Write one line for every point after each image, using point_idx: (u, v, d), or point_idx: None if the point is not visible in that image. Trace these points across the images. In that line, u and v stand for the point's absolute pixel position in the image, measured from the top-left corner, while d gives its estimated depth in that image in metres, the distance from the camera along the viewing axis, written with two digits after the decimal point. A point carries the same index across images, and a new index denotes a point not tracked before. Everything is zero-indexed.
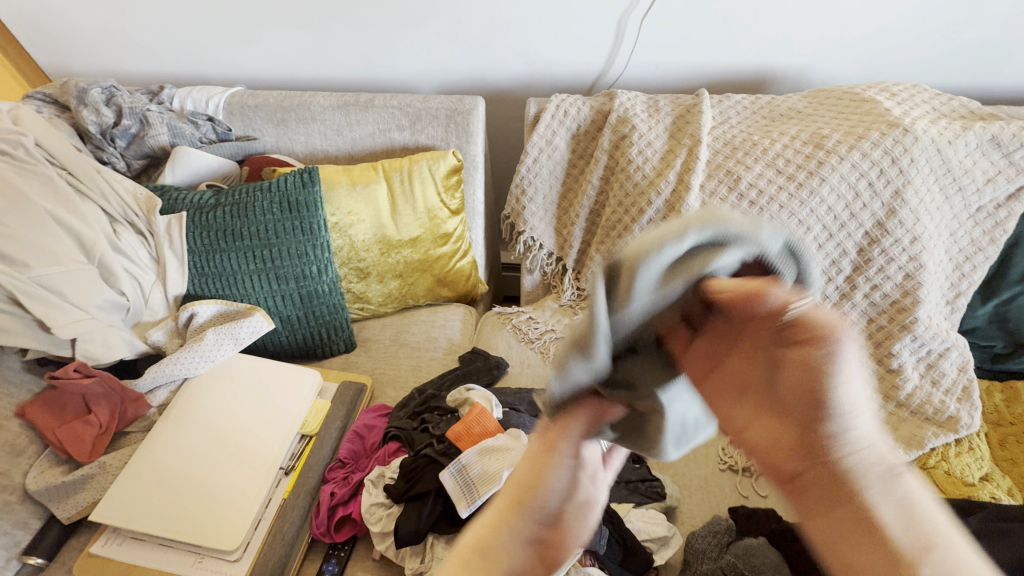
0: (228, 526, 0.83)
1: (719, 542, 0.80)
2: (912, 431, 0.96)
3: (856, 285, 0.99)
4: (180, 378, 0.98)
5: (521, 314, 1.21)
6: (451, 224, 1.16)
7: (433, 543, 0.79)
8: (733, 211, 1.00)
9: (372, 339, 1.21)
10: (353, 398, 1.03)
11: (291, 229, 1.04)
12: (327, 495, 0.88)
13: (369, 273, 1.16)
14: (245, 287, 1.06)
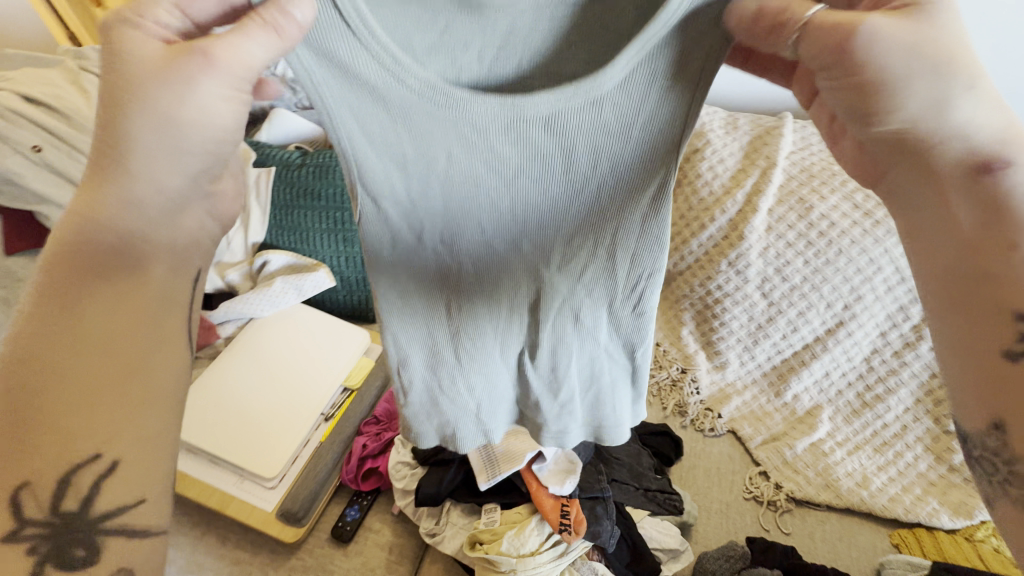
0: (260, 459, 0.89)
1: (730, 566, 0.79)
2: (962, 498, 0.89)
3: (923, 336, 0.94)
4: (247, 317, 1.07)
5: None
6: None
7: (450, 508, 0.82)
8: (800, 240, 0.97)
9: None
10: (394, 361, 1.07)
11: None
12: (360, 445, 0.92)
13: None
14: (314, 243, 1.14)
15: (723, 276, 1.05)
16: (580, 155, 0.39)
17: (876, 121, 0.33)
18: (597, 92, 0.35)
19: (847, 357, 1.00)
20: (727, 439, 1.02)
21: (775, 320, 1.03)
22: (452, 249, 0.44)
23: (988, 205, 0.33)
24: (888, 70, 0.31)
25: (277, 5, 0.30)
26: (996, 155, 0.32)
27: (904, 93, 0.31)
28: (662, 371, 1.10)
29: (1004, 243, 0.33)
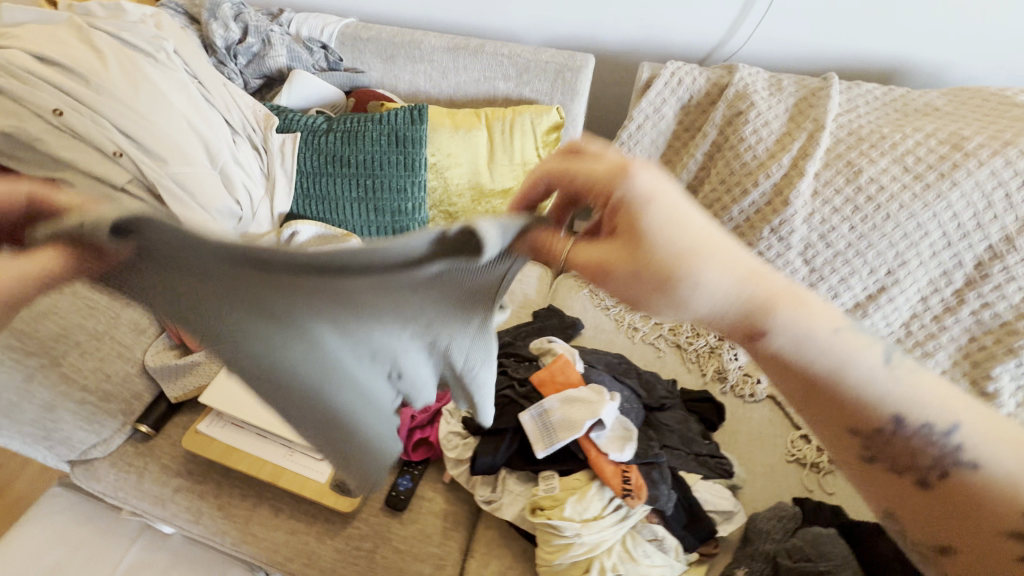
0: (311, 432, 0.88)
1: (784, 526, 0.80)
2: None
3: (964, 300, 0.95)
4: None
5: (599, 280, 1.20)
6: None
7: (506, 476, 0.82)
8: (847, 204, 0.96)
9: None
10: None
11: (395, 163, 1.08)
12: (407, 417, 0.90)
13: (457, 218, 1.20)
14: (343, 213, 1.10)
15: (765, 243, 1.03)
16: (401, 284, 0.36)
17: (664, 301, 0.44)
18: (403, 252, 0.32)
19: (886, 323, 1.01)
20: (767, 404, 1.03)
21: (816, 286, 1.03)
22: (305, 369, 0.42)
23: (771, 356, 0.45)
24: (666, 252, 0.43)
25: (94, 250, 0.32)
26: (759, 328, 0.44)
27: (693, 275, 0.43)
28: (700, 338, 1.11)
29: (810, 386, 0.45)
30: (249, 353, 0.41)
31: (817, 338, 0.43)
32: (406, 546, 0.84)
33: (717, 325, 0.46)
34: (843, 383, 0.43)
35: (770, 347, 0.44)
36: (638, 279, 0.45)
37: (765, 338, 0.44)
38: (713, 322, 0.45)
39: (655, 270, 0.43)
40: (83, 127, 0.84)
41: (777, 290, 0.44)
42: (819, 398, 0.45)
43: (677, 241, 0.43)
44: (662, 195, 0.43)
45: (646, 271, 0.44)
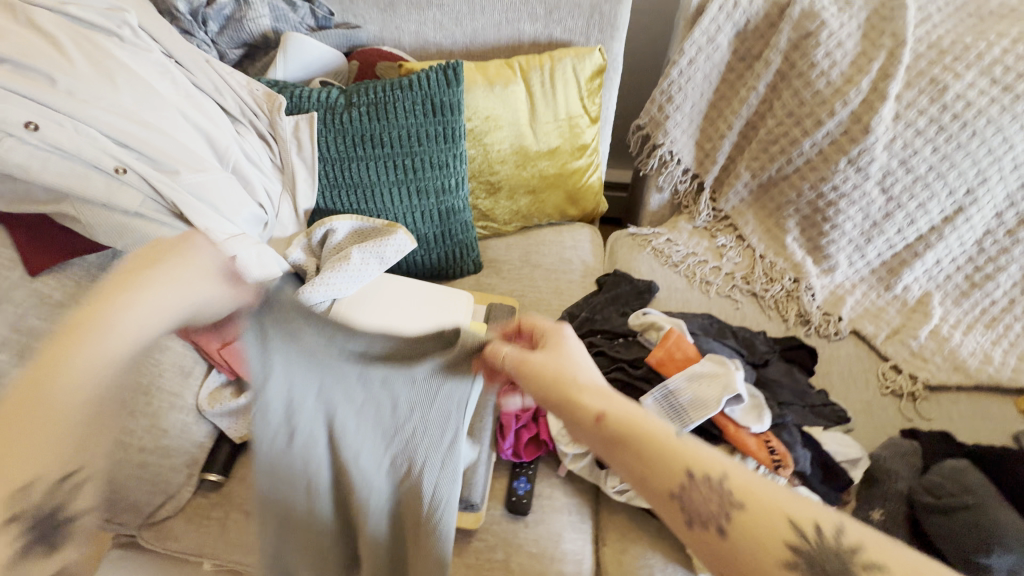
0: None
1: (910, 463, 0.81)
2: None
3: None
4: (330, 299, 0.92)
5: (659, 236, 1.13)
6: (589, 134, 1.08)
7: None
8: (930, 126, 0.92)
9: (498, 260, 1.14)
10: (508, 319, 0.98)
11: (434, 136, 0.94)
12: (513, 418, 0.84)
13: (500, 188, 1.09)
14: (382, 201, 0.98)
15: (841, 176, 0.98)
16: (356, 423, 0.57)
17: (576, 401, 0.51)
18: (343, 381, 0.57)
19: (960, 243, 1.00)
20: (850, 340, 1.03)
21: (891, 215, 1.00)
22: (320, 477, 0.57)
23: (640, 453, 0.46)
24: (561, 371, 0.54)
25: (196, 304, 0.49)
26: (621, 418, 0.48)
27: (578, 393, 0.51)
28: (775, 284, 1.07)
29: (650, 470, 0.45)
30: (324, 505, 0.58)
31: (676, 435, 0.47)
32: (538, 548, 0.79)
33: (569, 419, 0.51)
34: (761, 503, 0.40)
35: (645, 434, 0.47)
36: (573, 405, 0.51)
37: (586, 412, 0.50)
38: (604, 428, 0.48)
39: (559, 390, 0.53)
40: (70, 141, 0.67)
41: (692, 460, 0.44)
42: (744, 531, 0.39)
43: (588, 407, 0.50)
44: (567, 368, 0.55)
45: (554, 394, 0.53)
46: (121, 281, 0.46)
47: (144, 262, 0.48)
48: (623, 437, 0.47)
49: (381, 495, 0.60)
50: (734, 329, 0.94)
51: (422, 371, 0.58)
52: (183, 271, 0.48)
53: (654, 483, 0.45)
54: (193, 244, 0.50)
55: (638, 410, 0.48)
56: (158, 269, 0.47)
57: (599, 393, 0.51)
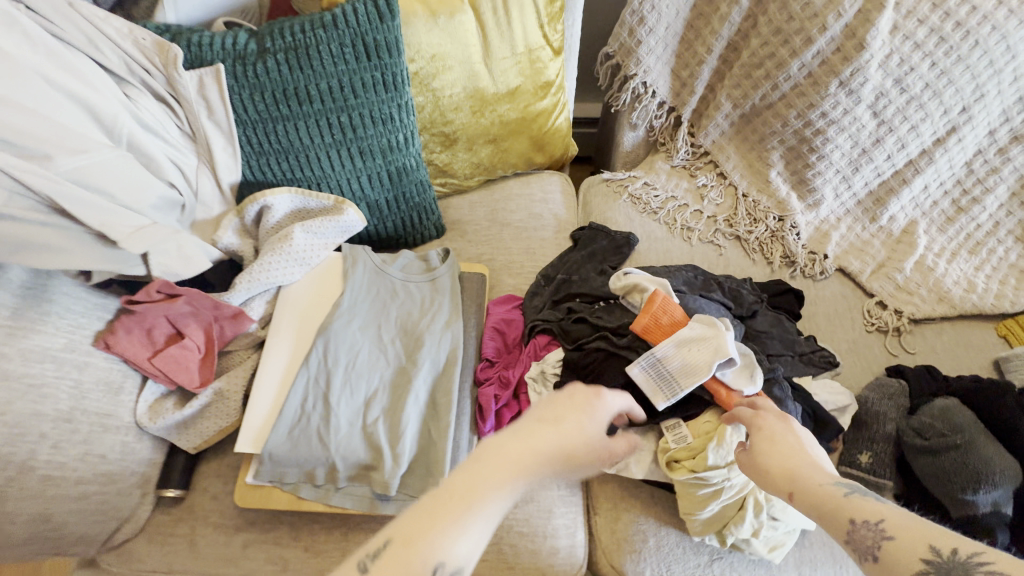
0: (400, 452, 0.73)
1: (898, 404, 0.80)
2: None
3: None
4: (275, 287, 0.81)
5: (635, 180, 1.04)
6: (553, 69, 0.95)
7: (624, 434, 0.75)
8: (931, 37, 0.82)
9: (462, 221, 1.04)
10: (478, 288, 0.89)
11: (370, 85, 0.79)
12: (492, 398, 0.79)
13: (456, 139, 0.96)
14: (320, 166, 0.83)
15: (831, 101, 0.89)
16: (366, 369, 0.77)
17: (759, 458, 0.52)
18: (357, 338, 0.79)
19: (949, 166, 0.95)
20: (835, 278, 0.99)
21: (882, 141, 0.93)
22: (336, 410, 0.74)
23: (814, 506, 0.45)
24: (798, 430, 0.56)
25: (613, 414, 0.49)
26: (787, 480, 0.48)
27: (784, 439, 0.53)
28: (758, 224, 1.01)
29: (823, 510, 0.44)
30: (338, 443, 0.73)
31: (834, 485, 0.46)
32: (528, 527, 0.76)
33: (753, 460, 0.52)
34: (912, 548, 0.38)
35: (806, 483, 0.47)
36: (763, 465, 0.51)
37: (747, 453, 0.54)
38: (794, 483, 0.47)
39: (753, 441, 0.54)
40: None
41: (854, 502, 0.43)
42: (886, 555, 0.39)
43: (769, 461, 0.51)
44: (783, 431, 0.54)
45: (760, 462, 0.51)
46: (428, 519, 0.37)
47: (550, 413, 0.46)
48: (795, 483, 0.47)
49: (380, 441, 0.74)
50: (719, 280, 0.88)
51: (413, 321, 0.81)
52: (585, 406, 0.47)
53: (812, 511, 0.45)
54: (600, 396, 0.48)
55: (800, 466, 0.48)
56: (557, 437, 0.43)
57: (782, 454, 0.51)
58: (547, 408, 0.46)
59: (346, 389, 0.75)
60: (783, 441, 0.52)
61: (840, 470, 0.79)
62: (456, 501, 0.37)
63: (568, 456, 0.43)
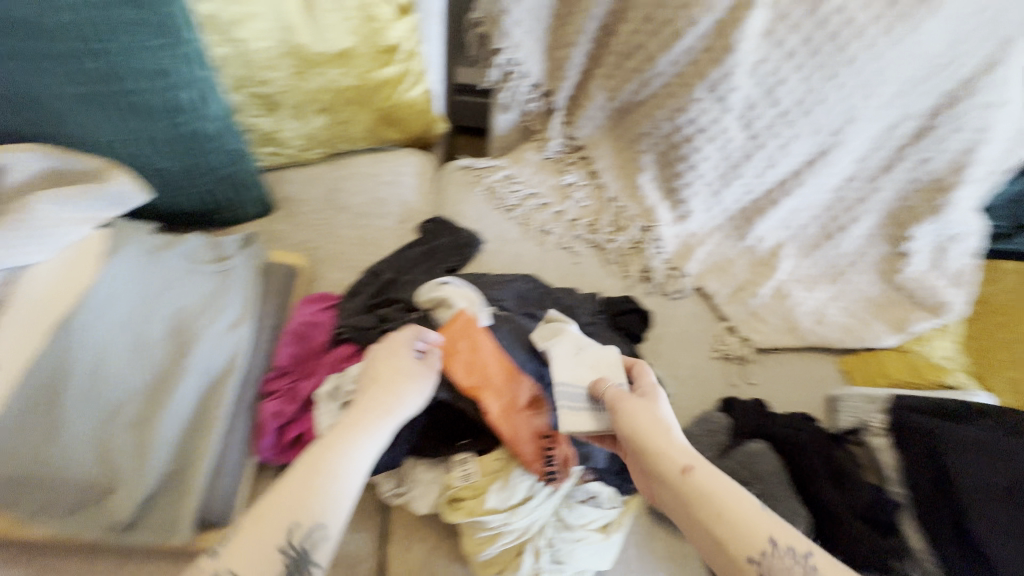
0: (141, 477, 0.61)
1: (716, 442, 0.77)
2: (902, 315, 0.90)
3: (904, 157, 0.84)
4: (11, 269, 0.66)
5: (495, 171, 0.95)
6: (398, 31, 0.80)
7: (413, 464, 0.68)
8: (803, 47, 0.74)
9: (294, 199, 0.90)
10: (284, 285, 0.80)
11: (127, 25, 0.64)
12: (272, 415, 0.70)
13: (280, 104, 0.81)
14: (76, 122, 0.69)
15: (699, 106, 0.80)
16: (115, 375, 0.64)
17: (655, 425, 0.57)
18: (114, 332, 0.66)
19: (819, 190, 0.88)
20: (692, 298, 0.94)
21: (752, 156, 0.85)
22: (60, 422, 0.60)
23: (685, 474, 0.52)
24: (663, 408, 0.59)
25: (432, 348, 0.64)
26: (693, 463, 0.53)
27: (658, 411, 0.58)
28: (621, 233, 0.93)
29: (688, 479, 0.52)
30: (57, 463, 0.59)
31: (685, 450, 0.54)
32: None
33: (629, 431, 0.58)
34: (716, 498, 0.50)
35: (681, 459, 0.53)
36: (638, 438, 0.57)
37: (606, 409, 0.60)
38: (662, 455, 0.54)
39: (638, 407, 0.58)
40: None
41: (696, 468, 0.52)
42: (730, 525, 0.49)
43: (644, 438, 0.55)
44: (646, 408, 0.57)
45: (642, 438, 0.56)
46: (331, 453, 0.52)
47: (370, 378, 0.59)
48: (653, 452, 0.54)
49: (120, 458, 0.61)
50: (555, 294, 0.81)
51: (193, 318, 0.70)
52: (388, 372, 0.59)
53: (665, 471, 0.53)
54: (397, 337, 0.63)
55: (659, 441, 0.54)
56: (371, 407, 0.56)
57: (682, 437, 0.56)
58: (368, 375, 0.60)
59: (80, 397, 0.61)
60: (648, 419, 0.56)
61: (649, 507, 0.76)
62: (305, 469, 0.51)
63: (394, 400, 0.57)
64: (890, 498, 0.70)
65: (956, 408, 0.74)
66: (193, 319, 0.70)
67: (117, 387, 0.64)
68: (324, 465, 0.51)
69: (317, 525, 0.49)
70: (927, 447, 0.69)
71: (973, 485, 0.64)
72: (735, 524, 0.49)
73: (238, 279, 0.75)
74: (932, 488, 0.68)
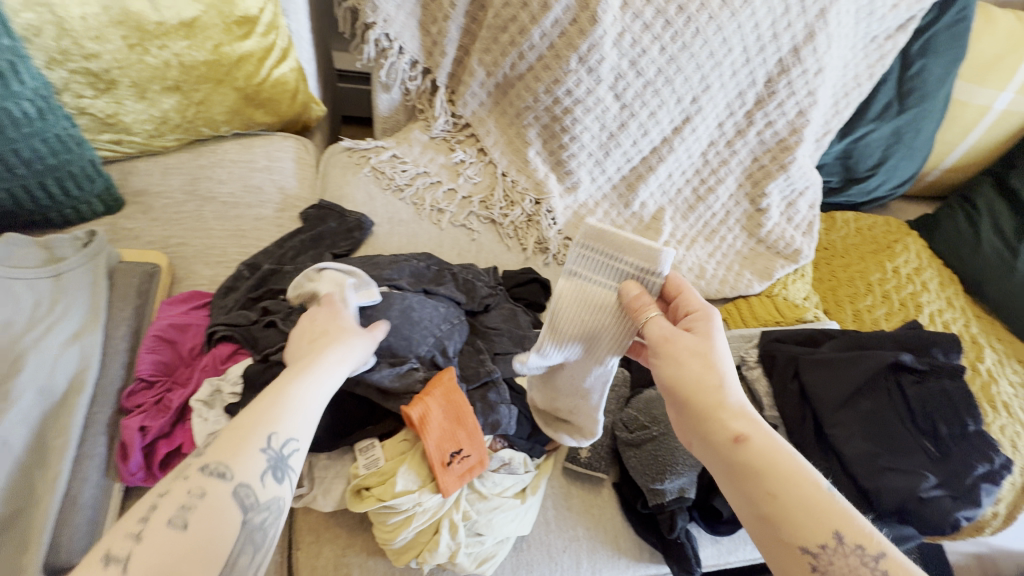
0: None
1: (619, 396, 0.82)
2: (766, 264, 1.01)
3: (753, 121, 0.94)
4: None
5: (380, 152, 0.91)
6: (252, 0, 0.74)
7: (312, 462, 0.64)
8: (657, 19, 0.80)
9: (147, 193, 0.80)
10: (141, 287, 0.70)
11: None
12: (136, 433, 0.60)
13: (115, 82, 0.71)
14: None
15: (574, 77, 0.83)
16: None
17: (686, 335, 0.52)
18: None
19: (688, 155, 0.96)
20: None
21: (626, 126, 0.90)
22: None
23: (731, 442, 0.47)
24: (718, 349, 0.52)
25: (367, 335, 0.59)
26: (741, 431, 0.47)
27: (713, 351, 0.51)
28: (515, 207, 0.94)
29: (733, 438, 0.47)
30: None
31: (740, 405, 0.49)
32: None
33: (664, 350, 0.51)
34: (778, 467, 0.45)
35: (729, 421, 0.48)
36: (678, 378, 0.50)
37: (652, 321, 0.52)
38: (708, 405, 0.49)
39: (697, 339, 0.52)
40: None
41: (751, 436, 0.47)
42: (770, 483, 0.45)
43: (687, 389, 0.49)
44: (699, 354, 0.50)
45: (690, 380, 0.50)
46: (263, 408, 0.47)
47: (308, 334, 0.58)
48: (707, 401, 0.49)
49: None
50: (453, 270, 0.80)
51: (24, 332, 0.60)
52: (335, 325, 0.59)
53: (710, 426, 0.48)
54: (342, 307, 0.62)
55: (707, 384, 0.49)
56: (329, 341, 0.56)
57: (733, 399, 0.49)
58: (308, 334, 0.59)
59: None
60: (693, 376, 0.49)
61: (564, 467, 0.78)
62: (270, 394, 0.48)
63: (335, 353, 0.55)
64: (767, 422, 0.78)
65: (810, 335, 0.85)
66: (23, 334, 0.60)
67: None
68: (298, 379, 0.50)
69: (288, 445, 0.46)
70: (791, 369, 0.78)
71: (827, 394, 0.74)
72: (792, 510, 0.43)
73: (81, 284, 0.65)
74: (795, 403, 0.76)
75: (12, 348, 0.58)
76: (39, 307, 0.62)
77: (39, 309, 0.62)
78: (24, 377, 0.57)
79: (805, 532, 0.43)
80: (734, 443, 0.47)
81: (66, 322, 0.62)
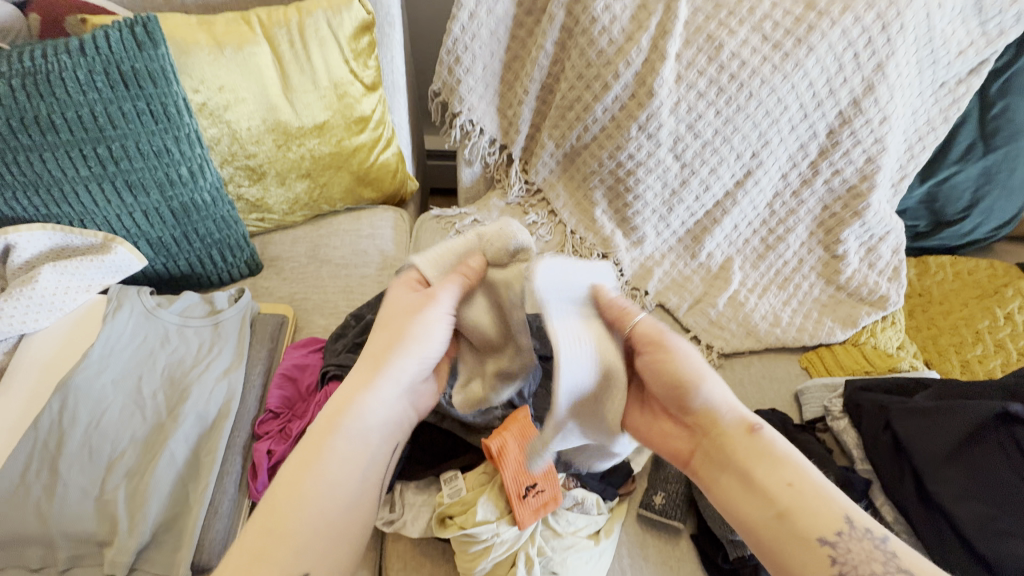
0: (138, 525, 0.63)
1: None
2: (849, 311, 0.98)
3: (818, 171, 0.96)
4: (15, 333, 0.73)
5: (464, 218, 1.04)
6: (367, 104, 0.93)
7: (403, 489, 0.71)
8: (711, 87, 0.88)
9: (281, 259, 0.98)
10: (274, 333, 0.85)
11: (133, 115, 0.74)
12: (264, 455, 0.73)
13: (264, 173, 0.91)
14: (81, 201, 0.76)
15: (634, 143, 0.92)
16: (118, 429, 0.68)
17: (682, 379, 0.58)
18: (119, 388, 0.71)
19: (753, 206, 0.99)
20: (656, 314, 1.01)
21: (688, 182, 0.96)
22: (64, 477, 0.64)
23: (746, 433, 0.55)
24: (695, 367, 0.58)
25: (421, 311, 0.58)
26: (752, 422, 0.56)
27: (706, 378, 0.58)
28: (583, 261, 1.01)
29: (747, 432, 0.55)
30: (59, 517, 0.62)
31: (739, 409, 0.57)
32: None
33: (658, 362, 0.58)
34: (788, 465, 0.52)
35: (747, 422, 0.56)
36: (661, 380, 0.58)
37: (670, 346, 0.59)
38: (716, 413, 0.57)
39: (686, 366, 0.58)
40: None
41: (763, 429, 0.55)
42: (788, 477, 0.51)
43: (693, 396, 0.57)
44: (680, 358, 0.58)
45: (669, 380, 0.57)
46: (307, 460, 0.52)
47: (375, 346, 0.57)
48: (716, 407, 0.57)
49: (116, 508, 0.64)
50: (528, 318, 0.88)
51: (193, 369, 0.75)
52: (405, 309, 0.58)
53: (721, 425, 0.56)
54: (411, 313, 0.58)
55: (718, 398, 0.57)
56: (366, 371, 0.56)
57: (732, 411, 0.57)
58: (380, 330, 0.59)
59: (85, 450, 0.66)
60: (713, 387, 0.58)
61: (639, 514, 0.78)
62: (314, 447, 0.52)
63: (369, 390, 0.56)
64: (859, 476, 0.74)
65: (901, 382, 0.80)
66: (191, 370, 0.75)
67: (119, 439, 0.68)
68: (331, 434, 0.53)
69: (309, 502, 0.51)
70: (880, 420, 0.74)
71: (924, 447, 0.69)
72: (806, 498, 0.49)
73: (233, 331, 0.81)
74: (891, 457, 0.73)
75: (184, 381, 0.74)
76: (203, 349, 0.78)
77: (204, 350, 0.78)
78: (191, 406, 0.71)
79: (814, 519, 0.48)
80: (751, 432, 0.55)
81: (222, 361, 0.77)
